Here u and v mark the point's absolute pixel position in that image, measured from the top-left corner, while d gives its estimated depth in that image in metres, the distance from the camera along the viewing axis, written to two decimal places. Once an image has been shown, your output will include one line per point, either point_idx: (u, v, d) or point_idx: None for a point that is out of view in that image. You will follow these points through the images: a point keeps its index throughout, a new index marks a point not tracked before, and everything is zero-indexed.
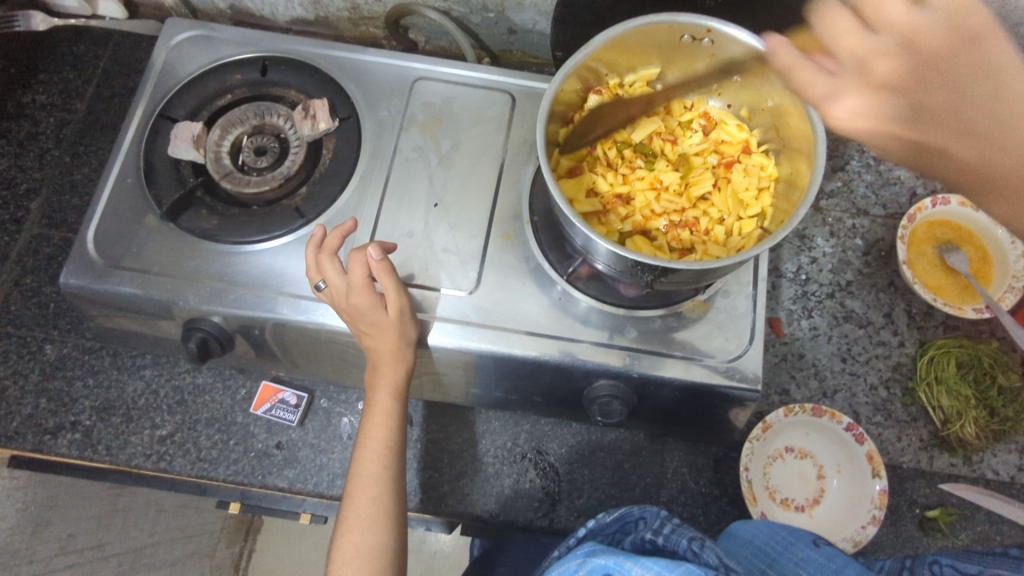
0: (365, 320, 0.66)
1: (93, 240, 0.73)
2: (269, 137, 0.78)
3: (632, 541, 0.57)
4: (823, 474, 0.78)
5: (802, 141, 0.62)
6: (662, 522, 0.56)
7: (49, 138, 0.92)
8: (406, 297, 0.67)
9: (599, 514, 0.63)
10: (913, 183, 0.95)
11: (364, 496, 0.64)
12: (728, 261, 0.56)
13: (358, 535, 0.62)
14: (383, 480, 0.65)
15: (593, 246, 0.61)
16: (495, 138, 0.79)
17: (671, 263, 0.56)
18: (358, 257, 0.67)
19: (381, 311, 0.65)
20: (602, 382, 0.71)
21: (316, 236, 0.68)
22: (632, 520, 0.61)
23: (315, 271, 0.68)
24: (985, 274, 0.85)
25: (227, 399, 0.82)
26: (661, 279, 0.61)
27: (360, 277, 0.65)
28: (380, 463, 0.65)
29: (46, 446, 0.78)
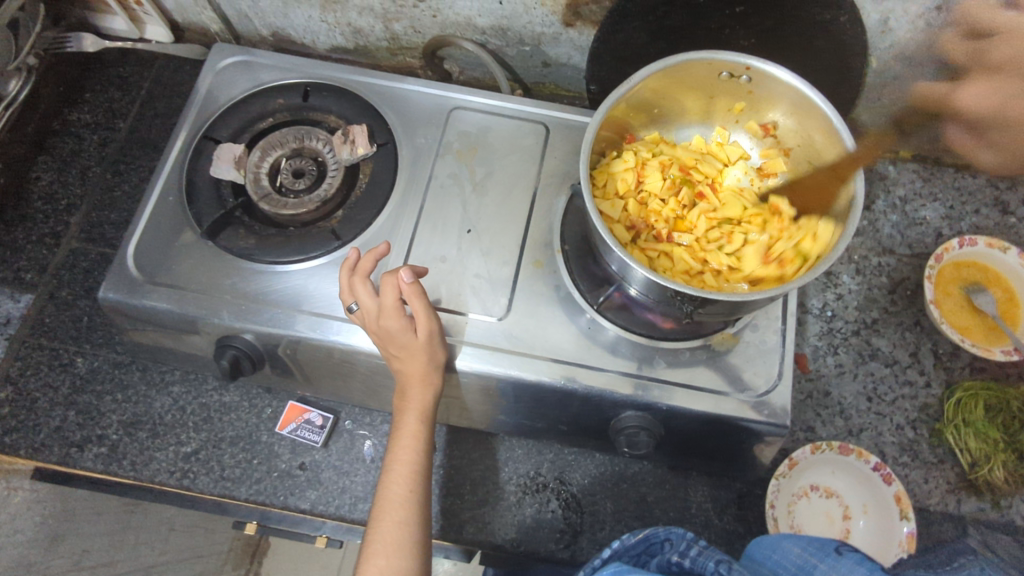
0: (395, 343, 0.66)
1: (132, 255, 0.74)
2: (307, 160, 0.80)
3: (658, 563, 0.57)
4: (849, 515, 0.77)
5: (842, 181, 0.63)
6: (689, 544, 0.56)
7: (92, 155, 0.94)
8: (437, 320, 0.67)
9: (623, 536, 0.60)
10: (938, 225, 0.96)
11: (391, 520, 0.63)
12: (765, 293, 0.57)
13: (384, 560, 0.61)
14: (410, 504, 0.64)
15: (630, 273, 0.62)
16: (528, 167, 0.81)
17: (711, 293, 0.57)
18: (390, 280, 0.67)
19: (410, 334, 0.66)
20: (630, 413, 0.71)
21: (350, 259, 0.69)
22: (658, 540, 0.59)
23: (347, 293, 0.69)
24: (1012, 315, 0.85)
25: (253, 417, 0.82)
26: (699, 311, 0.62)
27: (390, 299, 0.66)
28: (407, 487, 0.65)
29: (72, 460, 0.79)
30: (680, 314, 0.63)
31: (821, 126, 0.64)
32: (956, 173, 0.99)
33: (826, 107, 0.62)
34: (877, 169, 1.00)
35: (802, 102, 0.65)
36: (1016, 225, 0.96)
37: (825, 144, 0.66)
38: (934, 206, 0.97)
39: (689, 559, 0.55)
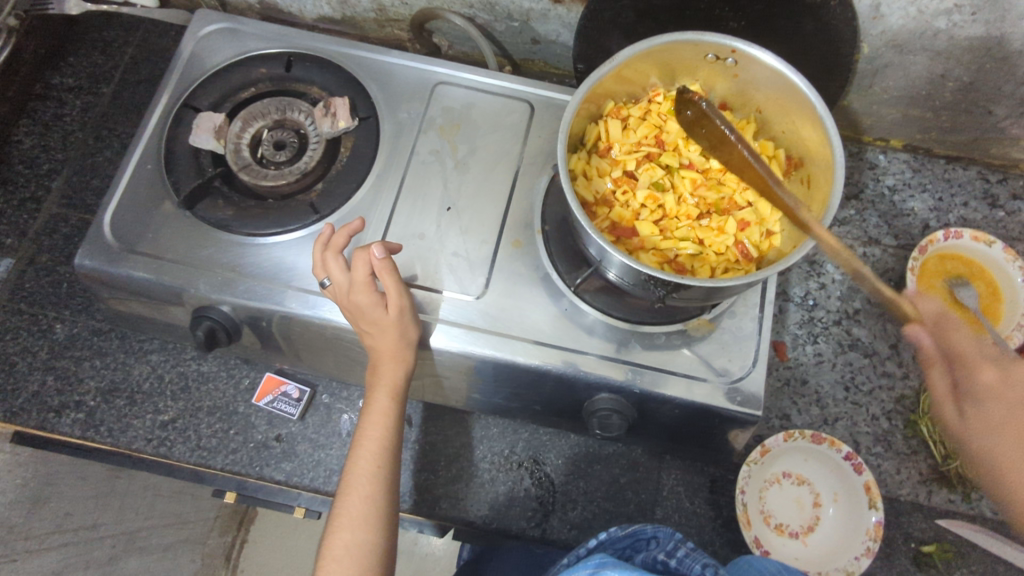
0: (366, 318, 0.66)
1: (109, 223, 0.74)
2: (289, 132, 0.79)
3: (642, 559, 0.59)
4: (819, 502, 0.78)
5: (824, 170, 0.63)
6: (676, 544, 0.58)
7: (73, 121, 0.93)
8: (408, 296, 0.67)
9: (611, 527, 0.64)
10: (925, 216, 0.96)
11: (356, 495, 0.64)
12: (741, 279, 0.57)
13: (349, 533, 0.62)
14: (377, 480, 0.65)
15: (608, 256, 0.61)
16: (511, 146, 0.80)
17: (683, 279, 0.57)
18: (363, 255, 0.66)
19: (381, 310, 0.65)
20: (603, 395, 0.72)
21: (325, 234, 0.69)
22: (644, 537, 0.62)
23: (321, 269, 0.68)
24: (993, 310, 0.87)
25: (230, 388, 0.82)
26: (672, 296, 0.62)
27: (362, 274, 0.65)
28: (374, 464, 0.66)
29: (50, 424, 0.79)
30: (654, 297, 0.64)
31: (806, 111, 0.64)
32: (947, 164, 1.00)
33: (809, 93, 0.62)
34: (867, 158, 0.99)
35: (785, 87, 0.65)
36: (1004, 219, 0.96)
37: (809, 130, 0.65)
38: (921, 197, 0.97)
39: (675, 560, 0.56)
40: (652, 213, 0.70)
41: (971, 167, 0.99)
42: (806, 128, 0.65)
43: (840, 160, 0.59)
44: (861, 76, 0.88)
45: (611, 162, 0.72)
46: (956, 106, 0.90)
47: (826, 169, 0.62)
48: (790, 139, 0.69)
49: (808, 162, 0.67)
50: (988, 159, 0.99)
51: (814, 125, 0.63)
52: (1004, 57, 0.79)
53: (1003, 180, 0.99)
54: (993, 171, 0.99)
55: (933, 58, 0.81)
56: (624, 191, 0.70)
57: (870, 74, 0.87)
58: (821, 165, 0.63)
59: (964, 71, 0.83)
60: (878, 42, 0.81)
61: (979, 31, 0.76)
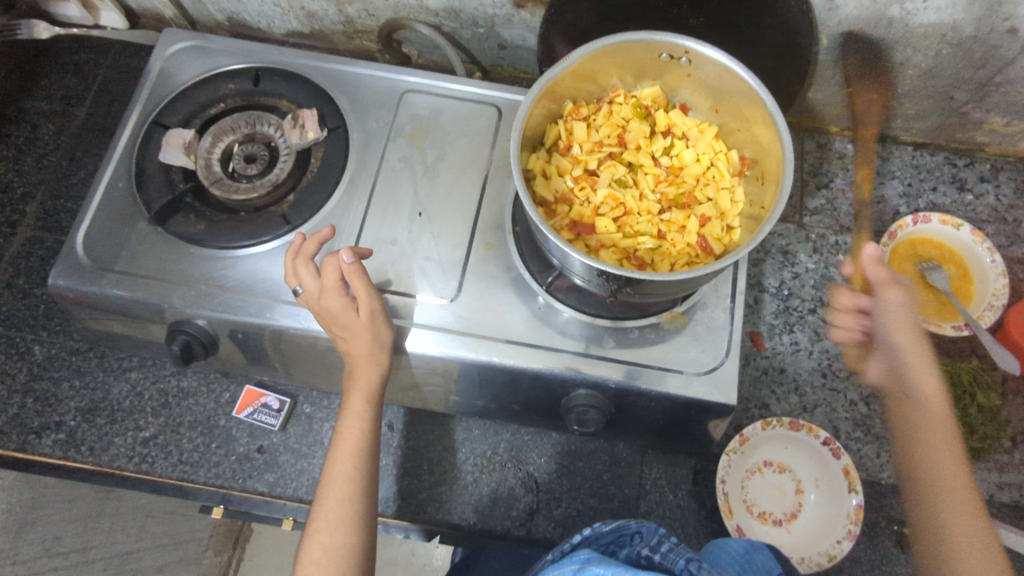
0: (338, 323, 0.67)
1: (82, 243, 0.74)
2: (259, 145, 0.80)
3: (626, 555, 0.57)
4: (801, 489, 0.78)
5: (776, 166, 0.65)
6: (659, 539, 0.55)
7: (46, 144, 0.94)
8: (378, 298, 0.68)
9: (596, 523, 0.62)
10: (895, 203, 0.97)
11: (334, 499, 0.65)
12: (695, 273, 0.58)
13: (327, 537, 0.63)
14: (355, 483, 0.66)
15: (569, 260, 0.63)
16: (480, 149, 0.81)
17: (637, 273, 0.58)
18: (331, 261, 0.67)
19: (352, 314, 0.66)
20: (580, 391, 0.72)
21: (295, 243, 0.69)
22: (628, 532, 0.59)
23: (292, 277, 0.69)
24: (965, 291, 0.88)
25: (210, 402, 0.82)
26: (628, 292, 0.62)
27: (332, 280, 0.66)
28: (352, 468, 0.67)
29: (30, 446, 0.79)
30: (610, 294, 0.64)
31: (758, 108, 0.66)
32: (914, 151, 1.01)
33: (760, 91, 0.64)
34: (836, 148, 1.01)
35: (737, 85, 0.67)
36: (973, 202, 0.98)
37: (762, 126, 0.68)
38: (890, 184, 0.99)
39: (658, 555, 0.54)
40: (612, 209, 0.71)
41: (938, 153, 1.01)
42: (759, 126, 0.68)
43: (788, 154, 0.62)
44: (822, 67, 0.89)
45: (571, 161, 0.73)
46: (918, 93, 0.91)
47: (777, 164, 0.65)
48: (745, 139, 0.72)
49: (762, 160, 0.69)
50: (954, 145, 1.01)
51: (766, 121, 0.66)
52: (958, 41, 0.80)
53: (970, 164, 1.00)
54: (960, 156, 1.01)
55: (889, 44, 0.83)
56: (584, 189, 0.72)
57: (831, 64, 0.88)
58: (774, 161, 0.66)
59: (921, 57, 0.84)
60: (835, 33, 0.82)
61: (932, 18, 0.78)
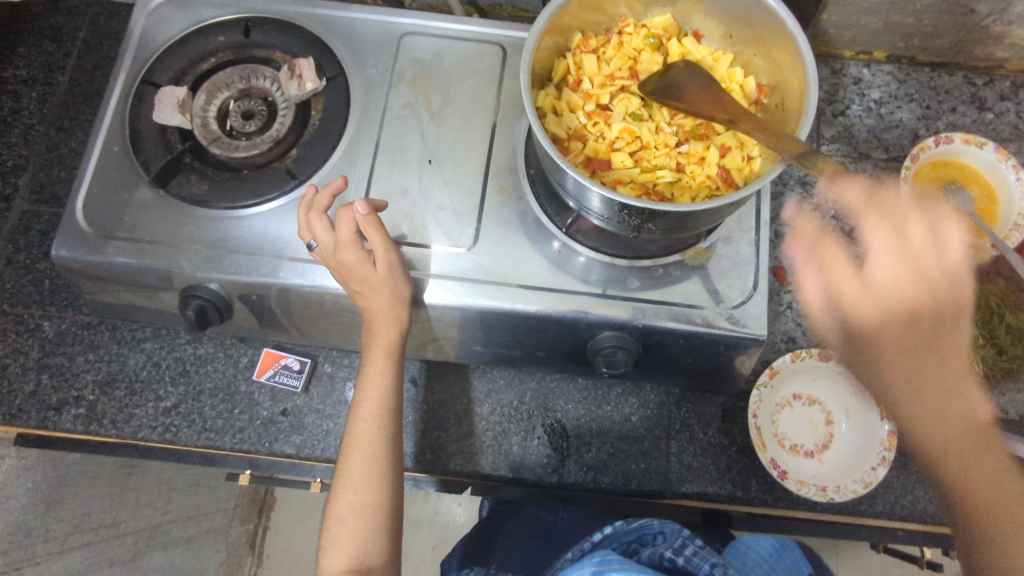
0: (355, 279, 0.65)
1: (82, 211, 0.71)
2: (256, 101, 0.76)
3: (648, 555, 0.57)
4: (832, 419, 0.78)
5: (797, 86, 0.61)
6: (682, 541, 0.56)
7: (31, 114, 0.90)
8: (395, 252, 0.65)
9: (618, 520, 0.62)
10: (915, 126, 0.94)
11: (359, 457, 0.65)
12: (719, 202, 0.56)
13: (354, 494, 0.64)
14: (379, 440, 0.66)
15: (585, 195, 0.61)
16: (487, 91, 0.77)
17: (658, 205, 0.55)
18: (347, 213, 0.65)
19: (369, 268, 0.64)
20: (605, 334, 0.71)
21: (307, 196, 0.67)
22: (650, 532, 0.60)
23: (305, 231, 0.67)
24: (990, 212, 0.86)
25: (229, 368, 0.81)
26: (650, 227, 0.60)
27: (348, 233, 0.64)
28: (375, 425, 0.66)
29: (51, 422, 0.77)
30: (631, 232, 0.62)
31: (775, 27, 0.63)
32: (932, 72, 0.97)
33: (777, 7, 0.61)
34: (850, 73, 0.97)
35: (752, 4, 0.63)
36: (994, 121, 0.94)
37: (778, 47, 0.64)
38: (909, 107, 0.95)
39: (682, 558, 0.55)
40: (628, 143, 0.68)
41: (956, 73, 0.97)
42: (778, 48, 0.64)
43: (810, 74, 0.58)
44: None
45: (582, 96, 0.69)
46: (938, 7, 0.87)
47: (798, 86, 0.61)
48: (762, 64, 0.68)
49: (781, 85, 0.65)
50: (973, 62, 0.97)
51: (783, 40, 0.62)
52: None
53: (989, 82, 0.97)
54: (979, 75, 0.97)
55: None
56: (597, 124, 0.68)
57: None
58: (794, 84, 0.62)
59: None
60: None
61: None
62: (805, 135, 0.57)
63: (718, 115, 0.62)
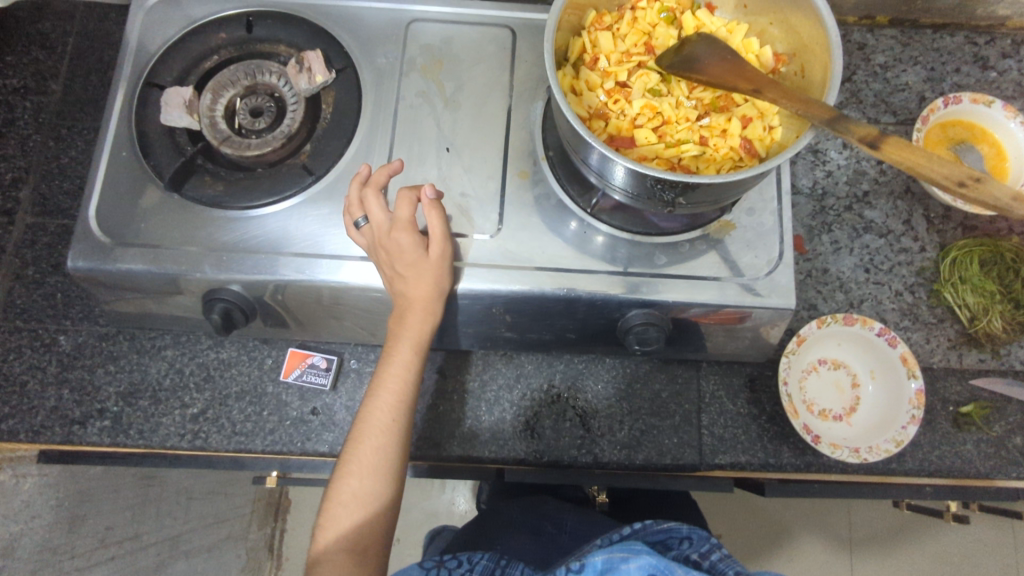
0: (401, 261, 0.65)
1: (96, 218, 0.69)
2: (263, 97, 0.74)
3: (675, 555, 0.61)
4: (857, 382, 0.79)
5: (818, 50, 0.61)
6: (710, 546, 0.60)
7: (27, 123, 0.87)
8: (450, 243, 0.67)
9: (647, 518, 0.63)
10: (920, 88, 0.94)
11: (367, 445, 0.64)
12: (750, 172, 0.55)
13: (357, 480, 0.63)
14: (392, 432, 0.66)
15: (608, 168, 0.61)
16: (499, 75, 0.76)
17: (693, 178, 0.55)
18: (406, 197, 0.67)
19: (421, 251, 0.65)
20: (635, 311, 0.70)
21: (362, 173, 0.68)
22: (678, 535, 0.62)
23: (356, 207, 0.67)
24: (1001, 170, 0.87)
25: (254, 370, 0.80)
26: (681, 201, 0.60)
27: (406, 215, 0.66)
28: (391, 415, 0.66)
29: (77, 437, 0.76)
30: (663, 207, 0.62)
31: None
32: (934, 34, 0.98)
33: None
34: (854, 39, 0.97)
35: None
36: (997, 80, 0.95)
37: (795, 13, 0.64)
38: (914, 69, 0.95)
39: (709, 562, 0.58)
40: (650, 119, 0.67)
41: (958, 33, 0.98)
42: (797, 15, 0.63)
43: (835, 38, 0.58)
44: None
45: (600, 74, 0.69)
46: None
47: (821, 52, 0.61)
48: (778, 33, 0.68)
49: (800, 52, 0.65)
50: (974, 22, 0.98)
51: (801, 6, 0.62)
52: None
53: (991, 41, 0.97)
54: (981, 34, 0.98)
55: None
56: (617, 101, 0.68)
57: None
58: (815, 51, 0.62)
59: None
60: None
61: None
62: (834, 98, 0.55)
63: (742, 86, 0.62)
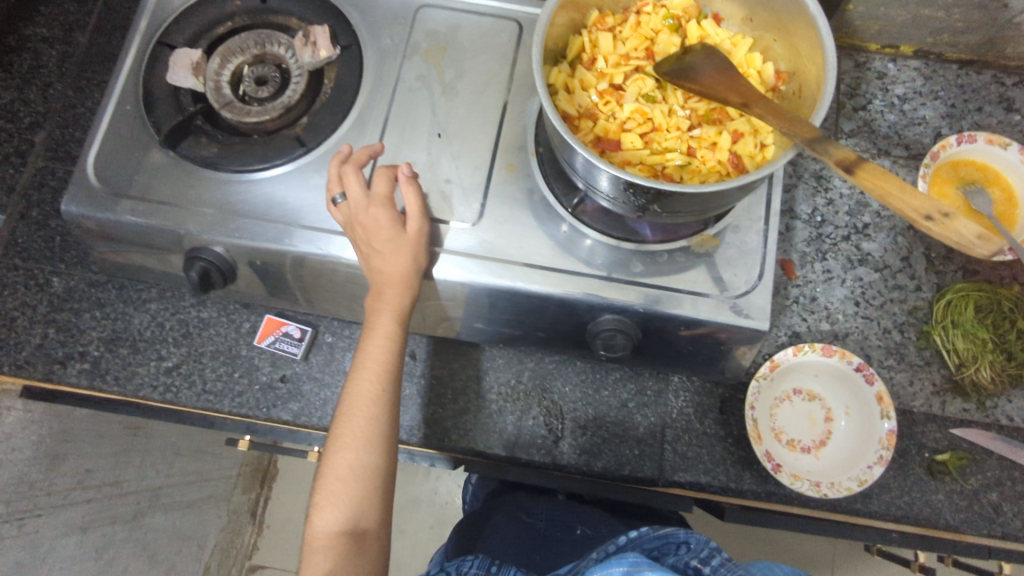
0: (381, 237, 0.67)
1: (93, 167, 0.72)
2: (269, 67, 0.76)
3: (672, 563, 0.58)
4: (831, 416, 0.78)
5: (815, 71, 0.60)
6: (711, 553, 0.57)
7: (51, 72, 0.91)
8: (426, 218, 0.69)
9: (643, 525, 0.60)
10: (937, 124, 0.92)
11: (361, 416, 0.66)
12: (722, 186, 0.55)
13: (353, 454, 0.64)
14: (381, 401, 0.67)
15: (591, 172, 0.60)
16: (501, 67, 0.77)
17: (665, 185, 0.55)
18: (382, 173, 0.69)
19: (401, 225, 0.67)
20: (606, 316, 0.70)
21: (343, 152, 0.70)
22: (675, 541, 0.59)
23: (335, 184, 0.69)
24: (1009, 217, 0.83)
25: (231, 332, 0.82)
26: (656, 208, 0.60)
27: (383, 188, 0.68)
28: (378, 385, 0.68)
29: (55, 376, 0.79)
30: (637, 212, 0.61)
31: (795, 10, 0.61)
32: (959, 70, 0.95)
33: None
34: (875, 68, 0.95)
35: None
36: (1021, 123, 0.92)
37: (798, 31, 0.62)
38: (933, 105, 0.93)
39: (710, 570, 0.55)
40: (639, 124, 0.67)
41: (984, 72, 0.95)
42: (799, 33, 0.62)
43: (830, 60, 0.57)
44: None
45: (596, 75, 0.68)
46: None
47: (817, 73, 0.60)
48: (781, 50, 0.67)
49: (800, 70, 0.64)
50: (1003, 61, 0.94)
51: (804, 23, 0.60)
52: None
53: (1019, 83, 0.94)
54: (1009, 75, 0.94)
55: None
56: (609, 104, 0.68)
57: None
58: (812, 72, 0.61)
59: None
60: None
61: None
62: (819, 120, 0.54)
63: (732, 99, 0.59)
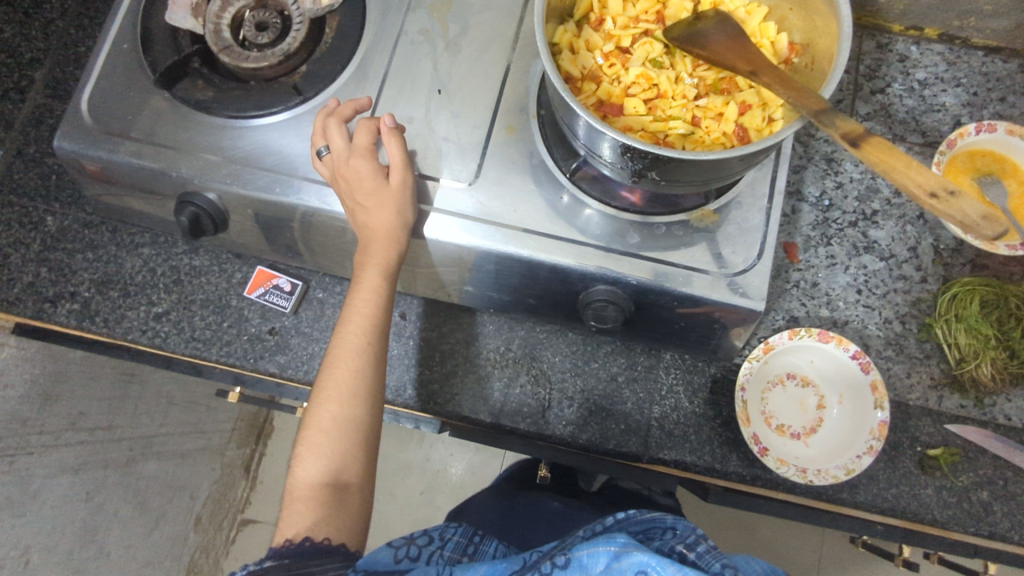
0: (364, 190, 0.65)
1: (88, 105, 0.71)
2: (271, 13, 0.74)
3: (658, 546, 0.57)
4: (823, 403, 0.76)
5: (829, 41, 0.58)
6: (697, 539, 0.57)
7: (53, 8, 0.90)
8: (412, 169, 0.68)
9: (629, 509, 0.61)
10: (958, 112, 0.88)
11: (346, 369, 0.65)
12: (722, 153, 0.52)
13: (337, 407, 0.64)
14: (366, 355, 0.67)
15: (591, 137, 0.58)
16: (507, 24, 0.74)
17: (664, 150, 0.52)
18: (365, 125, 0.67)
19: (383, 177, 0.66)
20: (599, 287, 0.69)
21: (328, 106, 0.69)
22: (661, 526, 0.60)
23: (320, 138, 0.67)
24: None
25: (222, 282, 0.81)
26: (654, 176, 0.58)
27: (365, 140, 0.66)
28: (364, 339, 0.67)
29: (46, 314, 0.79)
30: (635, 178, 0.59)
31: None
32: (985, 57, 0.91)
33: None
34: (897, 50, 0.91)
35: None
36: None
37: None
38: (955, 91, 0.89)
39: (694, 554, 0.55)
40: (644, 90, 0.65)
41: (1012, 60, 0.91)
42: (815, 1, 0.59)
43: (846, 29, 0.54)
44: None
45: (603, 36, 0.66)
46: None
47: (831, 44, 0.57)
48: (797, 19, 0.64)
49: (814, 41, 0.61)
50: None
51: None
52: None
53: None
54: None
55: None
56: (614, 67, 0.65)
57: None
58: (826, 42, 0.58)
59: None
60: None
61: None
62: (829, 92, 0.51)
63: (740, 67, 0.57)
